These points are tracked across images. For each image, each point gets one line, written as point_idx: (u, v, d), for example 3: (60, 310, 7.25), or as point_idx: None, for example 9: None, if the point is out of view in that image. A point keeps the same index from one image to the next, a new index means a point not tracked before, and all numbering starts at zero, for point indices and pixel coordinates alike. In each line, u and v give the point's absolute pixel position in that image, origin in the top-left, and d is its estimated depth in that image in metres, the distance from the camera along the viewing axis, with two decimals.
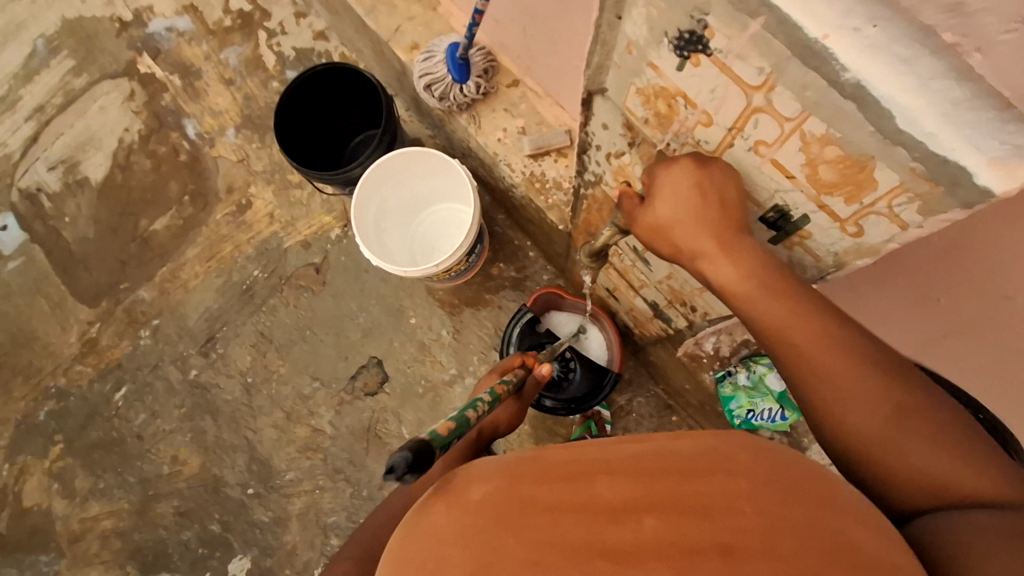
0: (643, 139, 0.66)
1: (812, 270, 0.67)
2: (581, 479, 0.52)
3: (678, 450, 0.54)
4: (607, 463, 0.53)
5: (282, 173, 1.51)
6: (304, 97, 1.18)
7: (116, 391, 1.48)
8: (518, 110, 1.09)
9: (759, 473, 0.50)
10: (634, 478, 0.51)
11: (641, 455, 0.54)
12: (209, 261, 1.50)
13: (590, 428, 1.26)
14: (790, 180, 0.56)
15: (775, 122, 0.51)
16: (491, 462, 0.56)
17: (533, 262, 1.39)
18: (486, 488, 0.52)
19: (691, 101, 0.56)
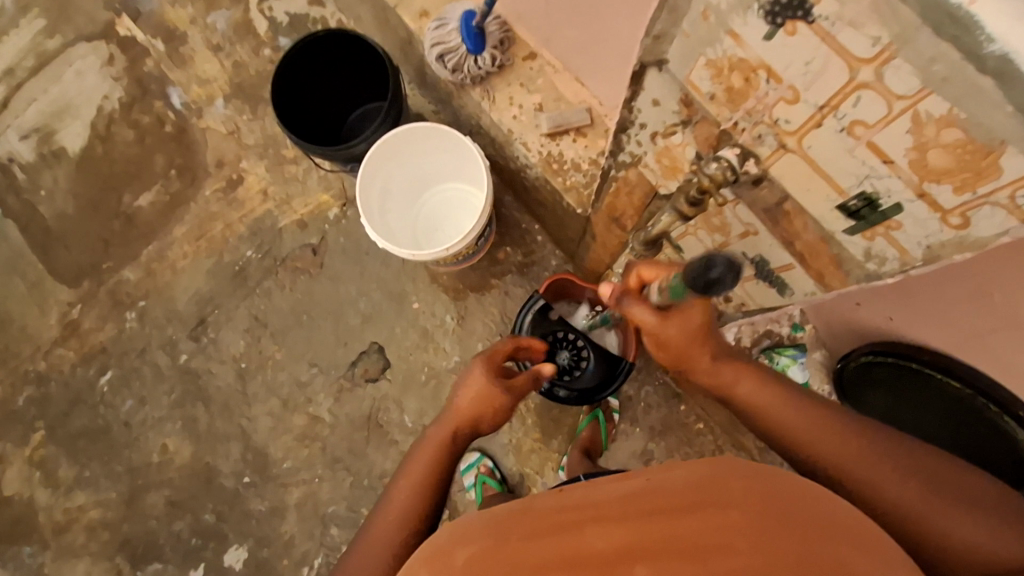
0: (703, 118, 0.58)
1: (892, 264, 0.59)
2: (570, 529, 0.53)
3: (671, 478, 0.55)
4: (598, 506, 0.54)
5: (276, 148, 1.43)
6: (303, 68, 1.10)
7: (101, 376, 1.41)
8: (534, 85, 1.02)
9: (751, 503, 0.50)
10: (627, 520, 0.52)
11: (630, 494, 0.55)
12: (198, 241, 1.42)
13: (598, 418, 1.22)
14: (888, 165, 0.49)
15: (882, 100, 0.45)
16: (474, 519, 0.58)
17: (541, 247, 1.32)
18: (473, 548, 0.54)
19: (776, 75, 0.49)
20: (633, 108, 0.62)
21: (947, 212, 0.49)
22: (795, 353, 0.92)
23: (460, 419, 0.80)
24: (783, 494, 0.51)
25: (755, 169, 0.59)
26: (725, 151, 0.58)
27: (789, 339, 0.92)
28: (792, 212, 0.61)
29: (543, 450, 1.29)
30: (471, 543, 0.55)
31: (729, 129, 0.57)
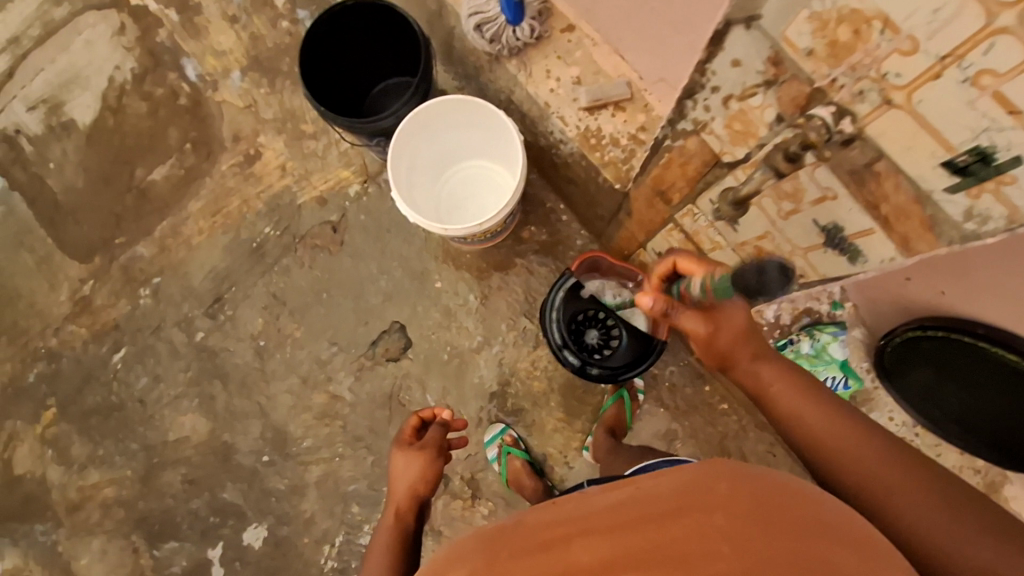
0: (791, 77, 0.53)
1: (997, 222, 0.50)
2: (547, 547, 0.46)
3: (660, 485, 0.49)
4: (578, 520, 0.48)
5: (294, 123, 1.40)
6: (330, 37, 1.08)
7: (114, 354, 1.38)
8: (572, 58, 1.02)
9: (747, 504, 0.45)
10: (610, 534, 0.45)
11: (618, 505, 0.48)
12: (214, 216, 1.39)
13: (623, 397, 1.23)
14: (1015, 117, 0.42)
15: (1021, 45, 0.39)
16: (464, 542, 0.51)
17: (566, 226, 1.31)
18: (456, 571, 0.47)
19: (894, 24, 0.43)
20: (711, 72, 0.59)
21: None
22: (837, 330, 0.94)
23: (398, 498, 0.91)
24: (781, 494, 0.46)
25: (849, 130, 0.53)
26: (817, 109, 0.53)
27: (829, 317, 0.94)
28: (881, 174, 0.54)
29: (567, 429, 1.29)
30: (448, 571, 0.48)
31: (823, 87, 0.51)
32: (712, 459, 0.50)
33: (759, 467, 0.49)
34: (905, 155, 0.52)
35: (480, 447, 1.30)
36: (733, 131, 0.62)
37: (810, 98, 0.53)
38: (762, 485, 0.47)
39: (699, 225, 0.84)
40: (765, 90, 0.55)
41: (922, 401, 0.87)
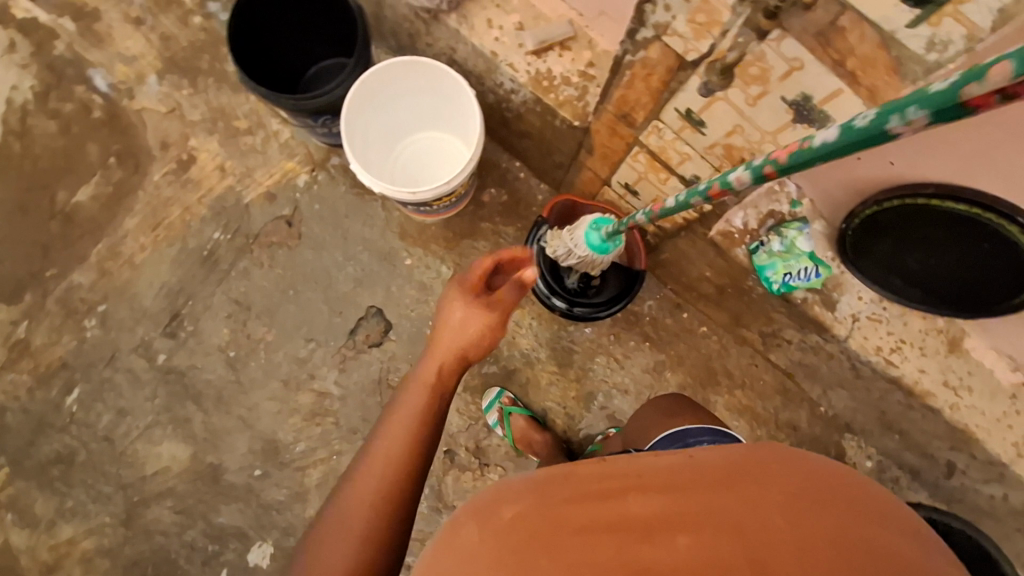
0: None
1: (958, 45, 0.50)
2: (612, 494, 0.57)
3: (710, 458, 0.61)
4: (634, 479, 0.59)
5: (226, 121, 1.33)
6: (259, 18, 1.03)
7: (67, 395, 1.27)
8: (510, 6, 1.03)
9: (797, 486, 0.56)
10: (668, 492, 0.56)
11: (673, 468, 0.59)
12: (155, 230, 1.30)
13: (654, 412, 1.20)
14: None
15: None
16: (522, 480, 0.61)
17: (525, 183, 1.32)
18: (517, 508, 0.57)
19: None
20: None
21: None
22: (800, 225, 0.97)
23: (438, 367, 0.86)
24: (822, 477, 0.57)
25: None
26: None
27: (791, 216, 0.99)
28: (846, 28, 0.54)
29: (562, 378, 1.31)
30: (514, 502, 0.58)
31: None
32: (762, 444, 0.62)
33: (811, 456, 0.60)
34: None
35: (480, 414, 1.29)
36: (696, 23, 0.65)
37: None
38: (805, 467, 0.58)
39: (665, 140, 0.87)
40: None
41: (889, 275, 0.95)
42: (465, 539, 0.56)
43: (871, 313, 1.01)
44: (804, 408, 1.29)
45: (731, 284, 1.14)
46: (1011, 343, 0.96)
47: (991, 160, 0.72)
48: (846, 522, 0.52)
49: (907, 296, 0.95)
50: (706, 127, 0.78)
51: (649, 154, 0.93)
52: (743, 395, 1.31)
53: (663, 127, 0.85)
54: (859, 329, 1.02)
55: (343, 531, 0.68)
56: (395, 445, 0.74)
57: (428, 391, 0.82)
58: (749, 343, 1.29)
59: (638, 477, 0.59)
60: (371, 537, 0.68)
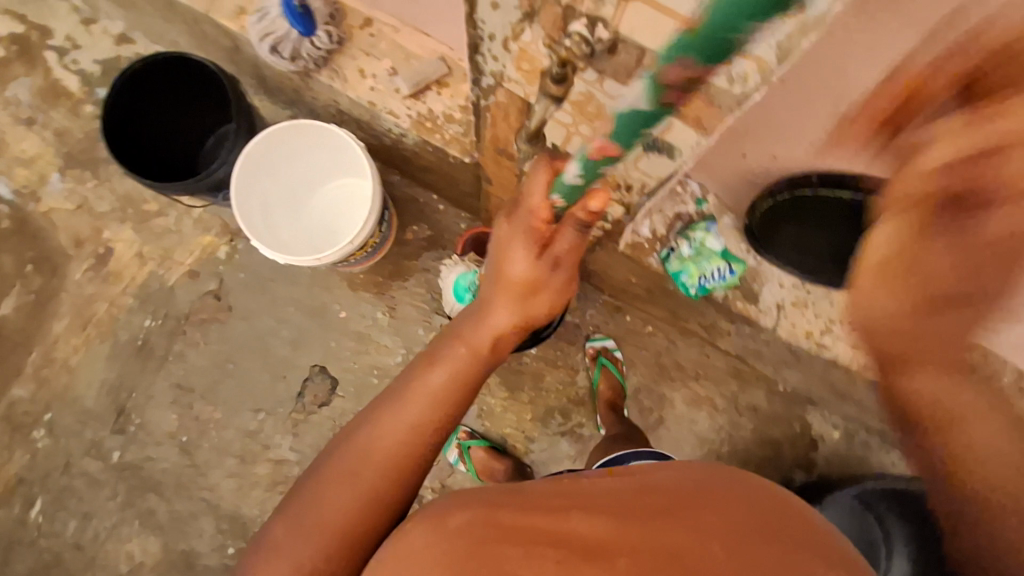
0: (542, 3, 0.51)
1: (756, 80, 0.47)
2: (563, 509, 0.60)
3: (670, 478, 0.64)
4: (590, 497, 0.62)
5: (135, 206, 1.31)
6: (131, 106, 1.02)
7: (29, 510, 1.26)
8: (379, 51, 0.99)
9: (748, 516, 0.58)
10: (613, 514, 0.59)
11: (621, 489, 0.63)
12: (85, 329, 1.29)
13: (606, 365, 1.23)
14: None
15: None
16: (475, 491, 0.63)
17: (445, 214, 1.30)
18: (464, 516, 0.59)
19: None
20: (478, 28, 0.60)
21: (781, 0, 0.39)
22: (707, 225, 0.95)
23: (473, 346, 0.73)
24: (769, 510, 0.60)
25: (608, 35, 0.50)
26: (572, 26, 0.49)
27: (699, 215, 0.97)
28: (651, 68, 0.51)
29: (515, 404, 1.29)
30: (465, 510, 0.60)
31: (568, 2, 0.49)
32: (718, 471, 0.64)
33: (757, 484, 0.64)
34: (655, 43, 0.49)
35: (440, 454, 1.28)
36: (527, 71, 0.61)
37: (562, 18, 0.51)
38: (753, 498, 0.61)
39: None
40: (529, 22, 0.54)
41: (802, 259, 0.93)
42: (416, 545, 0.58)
43: (795, 297, 0.99)
44: (762, 388, 1.28)
45: (657, 286, 1.12)
46: None
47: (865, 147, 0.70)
48: (791, 556, 0.55)
49: (825, 279, 0.94)
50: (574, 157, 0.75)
51: None
52: (700, 387, 1.28)
53: (540, 158, 0.81)
54: (784, 317, 0.99)
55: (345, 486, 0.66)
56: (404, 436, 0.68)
57: (463, 364, 0.73)
58: (696, 335, 1.27)
59: (585, 496, 0.62)
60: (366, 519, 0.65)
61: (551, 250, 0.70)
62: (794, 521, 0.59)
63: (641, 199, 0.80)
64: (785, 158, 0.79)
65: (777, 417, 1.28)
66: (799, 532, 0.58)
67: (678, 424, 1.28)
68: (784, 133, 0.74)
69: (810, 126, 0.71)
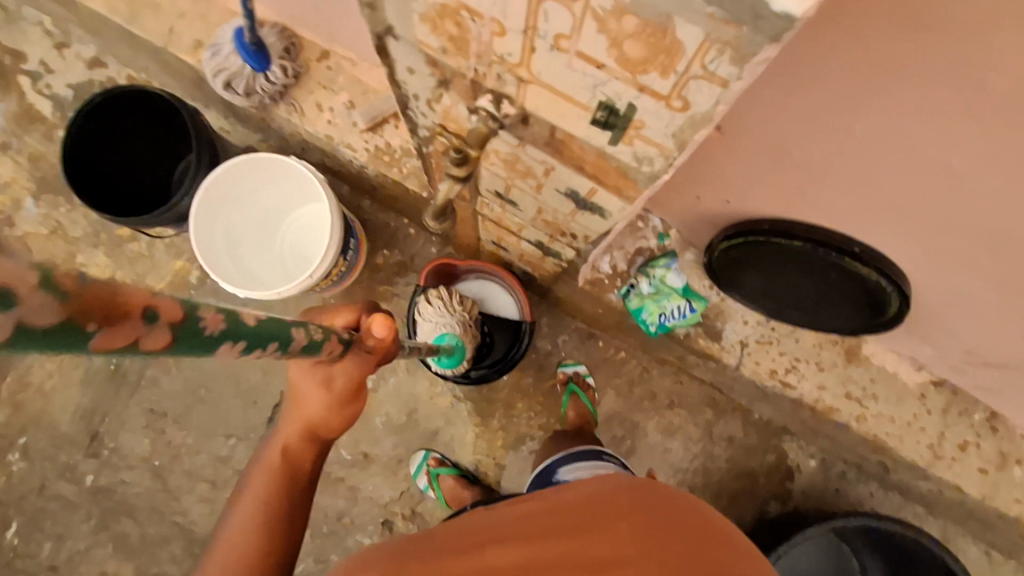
0: (452, 75, 0.50)
1: (661, 164, 0.45)
2: (472, 552, 0.58)
3: (563, 498, 0.64)
4: (505, 529, 0.61)
5: (108, 231, 1.31)
6: (92, 142, 1.03)
7: (5, 531, 1.28)
8: (337, 85, 0.98)
9: (644, 514, 0.59)
10: (523, 541, 0.58)
11: (533, 514, 0.62)
12: (59, 353, 1.30)
13: (577, 394, 1.20)
14: (603, 71, 0.38)
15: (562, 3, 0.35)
16: (375, 549, 0.60)
17: (416, 240, 1.29)
18: (371, 574, 0.56)
19: (474, 10, 0.40)
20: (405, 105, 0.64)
21: (667, 98, 0.38)
22: (667, 262, 0.93)
23: (308, 419, 0.67)
24: (659, 506, 0.61)
25: (517, 110, 0.49)
26: (479, 101, 0.50)
27: (660, 250, 0.95)
28: (564, 141, 0.49)
29: (486, 431, 1.28)
30: (371, 566, 0.56)
31: (474, 77, 0.48)
32: (604, 481, 0.65)
33: (635, 481, 0.65)
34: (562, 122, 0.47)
35: (410, 481, 1.27)
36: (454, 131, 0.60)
37: (474, 91, 0.50)
38: (645, 497, 0.62)
39: (497, 212, 0.83)
40: (446, 90, 0.53)
41: (764, 299, 0.91)
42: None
43: (759, 335, 0.97)
44: (737, 418, 1.25)
45: (625, 318, 1.10)
46: (907, 345, 0.93)
47: (810, 200, 0.69)
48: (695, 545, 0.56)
49: (788, 318, 0.92)
50: (519, 205, 0.74)
51: (494, 223, 0.89)
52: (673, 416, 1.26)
53: (488, 202, 0.80)
54: (747, 355, 0.97)
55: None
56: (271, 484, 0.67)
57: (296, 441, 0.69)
58: (670, 363, 1.25)
59: (490, 532, 0.61)
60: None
61: (330, 368, 0.62)
62: (686, 507, 0.61)
63: (589, 247, 0.78)
64: (737, 202, 0.77)
65: (753, 448, 1.25)
66: (692, 519, 0.60)
67: (651, 452, 1.25)
68: (732, 180, 0.73)
69: (754, 177, 0.70)
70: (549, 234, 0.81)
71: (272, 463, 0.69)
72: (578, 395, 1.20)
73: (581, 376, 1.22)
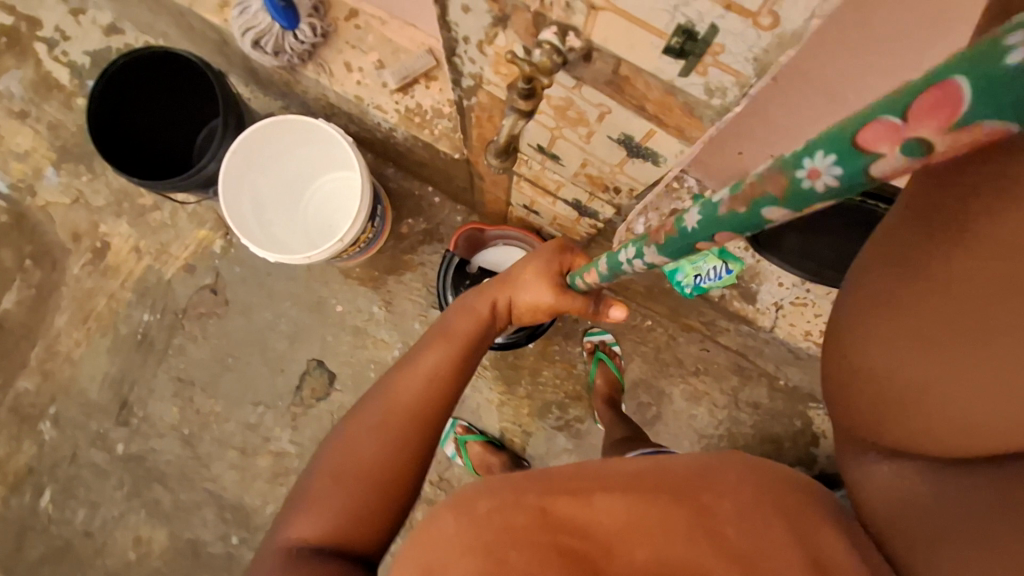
0: (513, 8, 0.49)
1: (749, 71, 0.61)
2: (578, 492, 0.53)
3: (676, 460, 0.57)
4: (602, 478, 0.55)
5: (131, 200, 1.30)
6: (120, 101, 1.05)
7: (39, 498, 1.30)
8: (366, 44, 0.97)
9: (752, 492, 0.53)
10: (629, 493, 0.53)
11: (636, 475, 0.55)
12: (86, 323, 1.31)
13: (603, 361, 1.21)
14: None
15: None
16: (500, 475, 0.56)
17: (440, 208, 1.27)
18: (493, 501, 0.53)
19: None
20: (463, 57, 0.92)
21: None
22: (704, 223, 0.92)
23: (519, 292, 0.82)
24: (779, 487, 0.55)
25: None
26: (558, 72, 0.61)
27: None
28: (628, 78, 0.50)
29: (512, 399, 1.27)
30: (491, 495, 0.53)
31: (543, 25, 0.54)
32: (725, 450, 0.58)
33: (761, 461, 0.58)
34: None
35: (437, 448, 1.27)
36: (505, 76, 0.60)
37: (537, 24, 0.48)
38: (759, 476, 0.55)
39: (536, 170, 0.81)
40: (502, 29, 0.52)
41: (798, 258, 0.91)
42: (443, 532, 0.52)
43: (794, 297, 0.98)
44: (763, 385, 1.24)
45: (654, 283, 1.09)
46: None
47: None
48: (798, 535, 0.51)
49: (826, 279, 0.92)
50: (561, 159, 0.73)
51: (529, 182, 0.88)
52: (700, 383, 1.24)
53: (528, 159, 0.78)
54: (780, 317, 0.99)
55: (365, 424, 0.69)
56: (445, 365, 0.73)
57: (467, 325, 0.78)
58: (696, 329, 1.23)
59: (597, 476, 0.56)
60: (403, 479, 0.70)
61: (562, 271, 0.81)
62: (798, 491, 0.55)
63: (629, 201, 0.78)
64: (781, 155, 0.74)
65: (779, 414, 1.24)
66: (801, 501, 0.54)
67: (676, 419, 1.24)
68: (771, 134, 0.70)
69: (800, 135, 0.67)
70: (591, 191, 0.80)
71: (483, 312, 0.80)
72: (605, 363, 1.20)
73: (606, 343, 1.22)
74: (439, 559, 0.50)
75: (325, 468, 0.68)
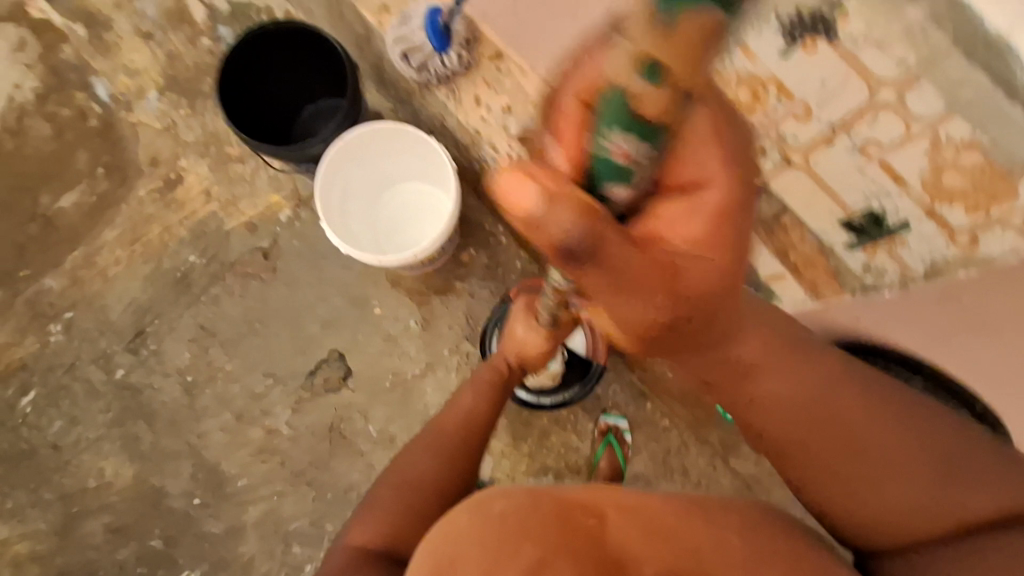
0: None
1: (891, 275, 0.73)
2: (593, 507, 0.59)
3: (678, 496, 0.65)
4: (617, 496, 0.61)
5: (218, 146, 1.33)
6: (254, 60, 1.09)
7: (22, 397, 1.28)
8: (501, 86, 1.00)
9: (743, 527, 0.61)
10: (639, 511, 0.60)
11: (649, 498, 0.62)
12: (132, 245, 1.31)
13: (612, 445, 1.23)
14: (899, 181, 0.63)
15: (900, 118, 0.58)
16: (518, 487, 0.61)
17: (506, 248, 1.30)
18: (508, 502, 0.58)
19: (789, 93, 0.63)
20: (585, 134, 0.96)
21: (955, 232, 0.63)
22: None
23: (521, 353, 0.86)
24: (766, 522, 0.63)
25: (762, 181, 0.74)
26: None
27: None
28: None
29: (514, 452, 1.27)
30: (506, 499, 0.59)
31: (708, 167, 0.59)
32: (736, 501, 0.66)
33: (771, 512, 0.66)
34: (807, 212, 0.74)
35: None
36: None
37: None
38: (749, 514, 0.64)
39: None
40: None
41: None
42: (461, 525, 0.57)
43: None
44: None
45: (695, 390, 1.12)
46: None
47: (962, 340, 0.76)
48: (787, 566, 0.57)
49: None
50: None
51: None
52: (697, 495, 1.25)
53: None
54: None
55: (418, 441, 0.79)
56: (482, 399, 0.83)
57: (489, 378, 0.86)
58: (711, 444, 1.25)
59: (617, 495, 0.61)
60: (441, 488, 0.74)
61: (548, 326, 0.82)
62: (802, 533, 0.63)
63: None
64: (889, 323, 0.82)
65: None
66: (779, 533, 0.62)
67: None
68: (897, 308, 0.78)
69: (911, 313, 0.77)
70: None
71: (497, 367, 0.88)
72: (614, 448, 1.23)
73: (620, 430, 1.25)
74: (448, 551, 0.55)
75: (388, 470, 0.77)
